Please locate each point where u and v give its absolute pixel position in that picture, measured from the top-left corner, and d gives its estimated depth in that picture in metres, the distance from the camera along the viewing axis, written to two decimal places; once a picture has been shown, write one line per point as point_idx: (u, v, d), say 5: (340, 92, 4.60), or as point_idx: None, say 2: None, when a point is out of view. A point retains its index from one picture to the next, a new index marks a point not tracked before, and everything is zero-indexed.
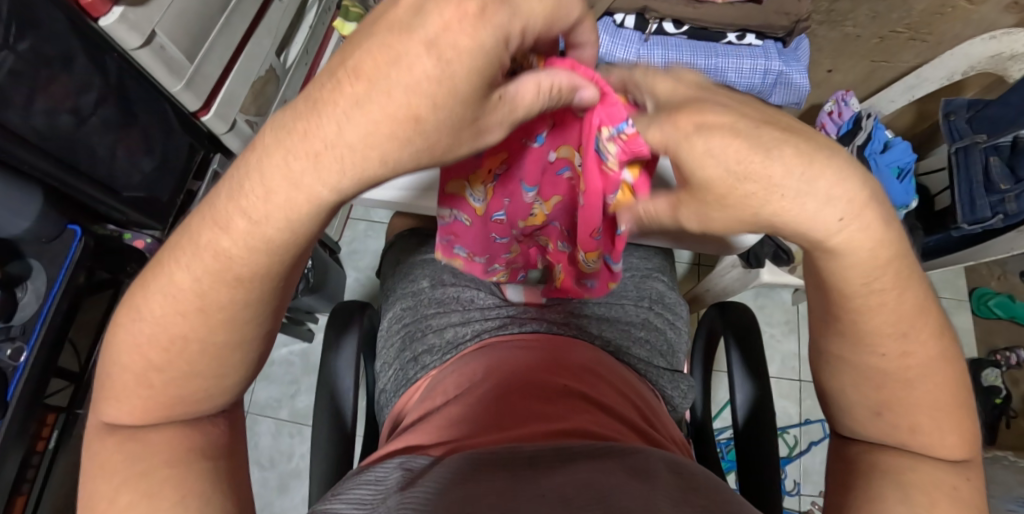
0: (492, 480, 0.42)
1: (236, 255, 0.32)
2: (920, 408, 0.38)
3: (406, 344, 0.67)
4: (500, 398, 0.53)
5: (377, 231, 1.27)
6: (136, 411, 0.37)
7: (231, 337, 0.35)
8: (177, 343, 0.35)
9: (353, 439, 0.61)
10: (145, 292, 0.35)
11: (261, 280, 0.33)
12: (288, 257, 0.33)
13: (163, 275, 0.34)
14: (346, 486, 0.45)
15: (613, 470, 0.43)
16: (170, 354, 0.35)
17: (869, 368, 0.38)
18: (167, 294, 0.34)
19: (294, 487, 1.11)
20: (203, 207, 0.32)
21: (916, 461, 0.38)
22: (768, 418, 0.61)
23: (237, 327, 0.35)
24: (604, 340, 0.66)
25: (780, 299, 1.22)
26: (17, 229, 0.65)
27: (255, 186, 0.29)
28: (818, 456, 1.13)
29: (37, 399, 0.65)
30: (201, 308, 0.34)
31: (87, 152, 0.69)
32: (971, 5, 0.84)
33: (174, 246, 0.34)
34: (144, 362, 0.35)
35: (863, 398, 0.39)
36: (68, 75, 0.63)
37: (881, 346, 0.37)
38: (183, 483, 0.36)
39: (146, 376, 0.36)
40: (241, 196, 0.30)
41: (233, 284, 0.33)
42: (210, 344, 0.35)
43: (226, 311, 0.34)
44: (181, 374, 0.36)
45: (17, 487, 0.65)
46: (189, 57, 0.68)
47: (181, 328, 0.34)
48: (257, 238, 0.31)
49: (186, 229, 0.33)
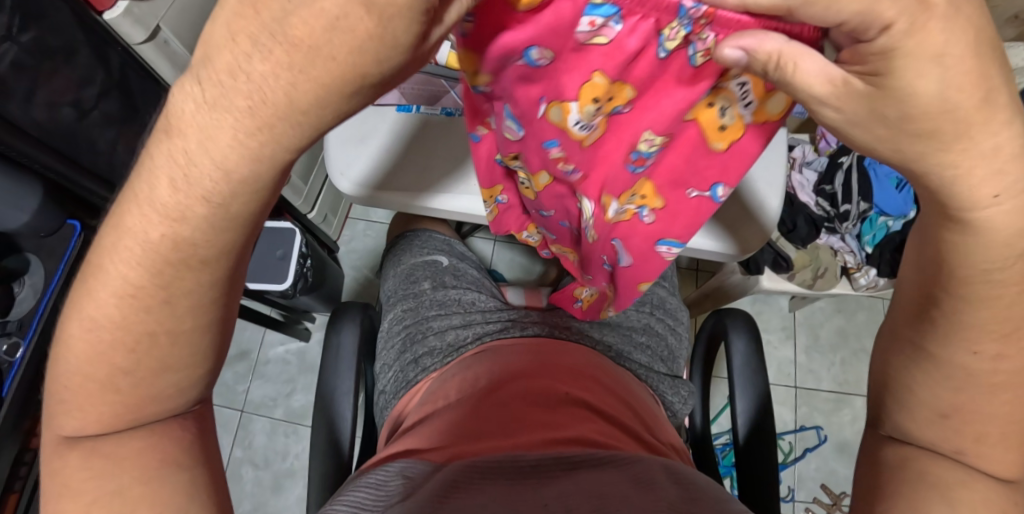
0: (495, 488, 0.42)
1: (199, 240, 0.28)
2: (987, 421, 0.34)
3: (406, 346, 0.66)
4: (501, 405, 0.53)
5: (375, 230, 1.26)
6: (109, 420, 0.33)
7: (201, 323, 0.31)
8: (143, 341, 0.31)
9: (352, 442, 0.61)
10: (93, 291, 0.30)
11: (228, 258, 0.29)
12: (257, 227, 0.29)
13: (106, 268, 0.29)
14: (347, 488, 0.45)
15: (618, 480, 0.43)
16: (137, 357, 0.31)
17: (956, 367, 0.34)
18: (123, 293, 0.30)
19: (288, 486, 1.10)
20: (134, 187, 0.27)
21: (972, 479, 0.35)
22: (769, 429, 0.61)
23: (210, 312, 0.31)
24: (605, 346, 0.66)
25: (778, 305, 1.23)
26: (16, 223, 0.63)
27: (208, 168, 0.25)
28: (812, 463, 1.14)
29: (31, 397, 0.63)
30: (166, 300, 0.30)
31: (87, 144, 0.69)
32: None
33: (112, 238, 0.29)
34: (108, 367, 0.31)
35: (933, 397, 0.35)
36: (70, 67, 0.62)
37: (980, 344, 0.33)
38: (160, 500, 0.33)
39: (111, 382, 0.32)
40: (182, 156, 0.25)
41: (198, 269, 0.29)
42: (186, 340, 0.31)
43: (194, 296, 0.30)
44: (151, 372, 0.32)
45: (9, 484, 0.64)
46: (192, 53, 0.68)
47: (147, 325, 0.30)
48: (218, 215, 0.27)
49: (117, 223, 0.28)
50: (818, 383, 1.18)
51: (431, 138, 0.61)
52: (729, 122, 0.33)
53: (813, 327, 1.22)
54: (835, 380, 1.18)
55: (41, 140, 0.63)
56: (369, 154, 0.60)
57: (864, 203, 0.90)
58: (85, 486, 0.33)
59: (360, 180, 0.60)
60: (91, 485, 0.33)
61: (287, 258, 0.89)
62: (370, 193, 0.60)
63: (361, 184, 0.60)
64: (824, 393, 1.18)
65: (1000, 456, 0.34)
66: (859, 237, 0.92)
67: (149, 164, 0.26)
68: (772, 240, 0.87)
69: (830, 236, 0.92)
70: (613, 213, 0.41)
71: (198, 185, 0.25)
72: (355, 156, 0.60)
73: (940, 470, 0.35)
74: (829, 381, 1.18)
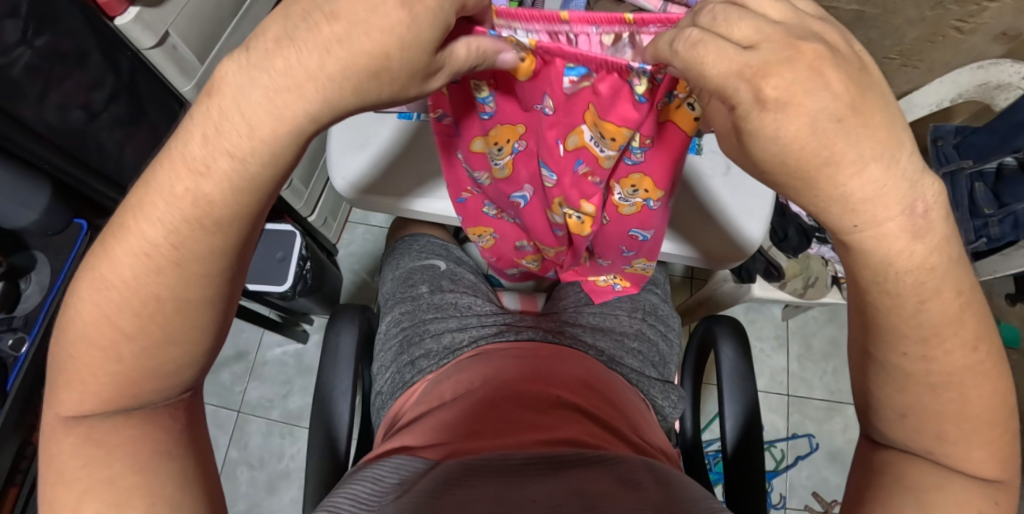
0: (485, 486, 0.43)
1: (218, 200, 0.29)
2: (946, 420, 0.35)
3: (404, 347, 0.67)
4: (494, 405, 0.54)
5: (375, 234, 1.28)
6: (108, 392, 0.34)
7: (205, 294, 0.32)
8: (149, 304, 0.32)
9: (348, 448, 0.62)
10: (105, 256, 0.31)
11: (240, 223, 0.31)
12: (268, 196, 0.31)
13: (125, 228, 0.31)
14: (346, 482, 0.46)
15: (604, 479, 0.44)
16: (142, 320, 0.32)
17: (920, 372, 0.34)
18: (136, 253, 0.31)
19: (283, 487, 1.11)
20: (168, 149, 0.29)
21: (945, 479, 0.35)
22: (756, 438, 0.63)
23: (215, 282, 0.32)
24: (597, 351, 0.67)
25: (771, 314, 1.24)
26: (26, 220, 0.65)
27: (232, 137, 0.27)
28: (804, 470, 1.15)
29: (35, 394, 0.65)
30: (177, 262, 0.31)
31: (96, 146, 0.71)
32: (961, 35, 0.83)
33: (137, 199, 0.31)
34: (112, 330, 0.32)
35: (892, 400, 0.35)
36: (82, 71, 0.64)
37: (907, 346, 0.33)
38: (151, 492, 0.34)
39: (112, 347, 0.33)
40: (221, 138, 0.28)
41: (210, 230, 0.30)
42: (191, 309, 0.33)
43: (202, 263, 0.31)
44: (153, 343, 0.33)
45: (11, 478, 0.64)
46: (201, 59, 0.70)
47: (155, 286, 0.31)
48: (241, 177, 0.29)
49: (145, 181, 0.30)
50: (810, 391, 1.20)
51: (427, 147, 0.63)
52: (696, 116, 0.38)
53: (806, 336, 1.23)
54: (827, 389, 1.19)
55: (51, 141, 0.64)
56: (367, 158, 0.62)
57: None
58: (78, 473, 0.34)
59: (356, 182, 0.61)
60: (87, 472, 0.34)
61: (287, 259, 0.90)
62: (360, 194, 0.61)
63: (352, 187, 0.61)
64: (815, 401, 1.19)
65: (968, 453, 0.35)
66: None
67: (187, 124, 0.28)
68: (764, 249, 0.89)
69: (821, 246, 0.92)
70: (624, 205, 0.49)
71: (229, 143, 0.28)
72: (353, 159, 0.62)
73: (916, 472, 0.36)
74: (821, 389, 1.20)
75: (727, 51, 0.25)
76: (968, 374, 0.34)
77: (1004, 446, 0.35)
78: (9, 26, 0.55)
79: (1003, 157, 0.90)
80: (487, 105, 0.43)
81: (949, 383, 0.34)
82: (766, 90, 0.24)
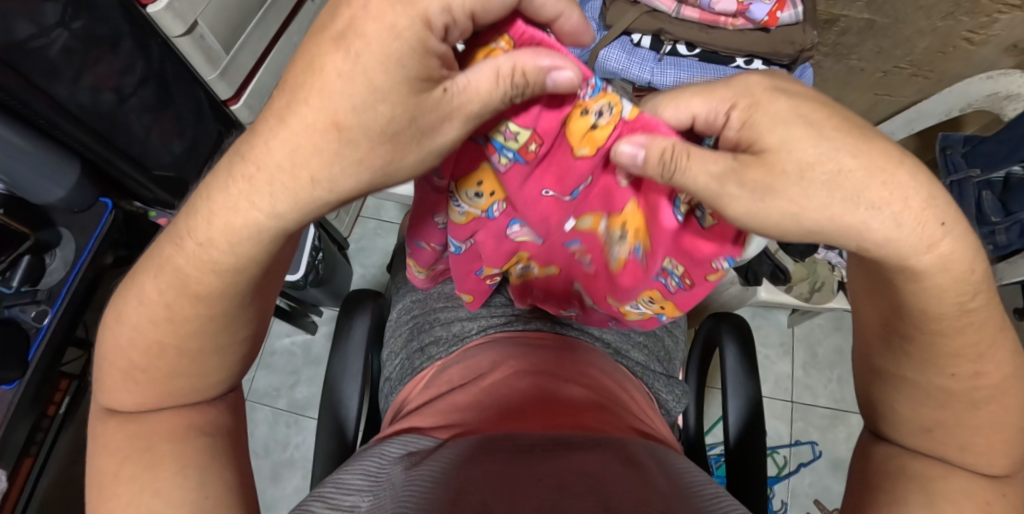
0: (495, 461, 0.45)
1: (193, 274, 0.35)
2: (976, 431, 0.38)
3: (414, 334, 0.69)
4: (500, 394, 0.55)
5: (386, 230, 1.29)
6: (143, 398, 0.39)
7: (207, 344, 0.38)
8: (153, 349, 0.38)
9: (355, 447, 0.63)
10: (141, 308, 0.37)
11: (224, 299, 0.36)
12: (255, 274, 0.36)
13: (163, 292, 0.36)
14: (355, 459, 0.47)
15: (609, 462, 0.45)
16: (149, 358, 0.38)
17: (935, 388, 0.38)
18: (152, 320, 0.37)
19: (286, 476, 1.12)
20: (194, 213, 0.34)
21: (951, 472, 0.39)
22: (758, 436, 0.64)
23: (225, 333, 0.38)
24: (604, 342, 0.69)
25: (776, 321, 1.25)
26: (52, 197, 0.67)
27: (217, 237, 0.33)
28: (806, 478, 1.14)
29: (52, 368, 0.68)
30: (169, 318, 0.37)
31: (125, 132, 0.73)
32: (971, 46, 0.90)
33: (135, 299, 0.37)
34: (128, 363, 0.39)
35: (916, 413, 0.40)
36: (114, 56, 0.67)
37: (955, 367, 0.37)
38: (182, 455, 0.38)
39: (131, 373, 0.39)
40: (192, 225, 0.34)
41: (200, 302, 0.36)
42: (196, 354, 0.38)
43: (191, 323, 0.37)
44: (157, 376, 0.39)
45: (26, 449, 0.67)
46: (225, 48, 0.74)
47: (158, 335, 0.37)
48: (206, 260, 0.34)
49: (142, 279, 0.37)
50: (815, 399, 1.20)
51: None
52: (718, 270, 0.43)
53: (812, 344, 1.24)
54: (831, 398, 1.20)
55: (81, 120, 0.67)
56: None
57: None
58: (117, 446, 0.39)
59: None
60: (127, 443, 0.38)
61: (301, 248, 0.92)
62: None
63: None
64: (820, 409, 1.19)
65: (991, 459, 0.38)
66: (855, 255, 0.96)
67: (175, 242, 0.35)
68: (770, 252, 0.89)
69: (828, 251, 0.95)
70: (632, 312, 0.54)
71: (276, 210, 0.32)
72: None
73: (925, 467, 0.39)
74: (825, 398, 1.20)
75: (703, 164, 0.34)
76: (1008, 386, 0.38)
77: (957, 437, 0.38)
78: (49, 9, 0.58)
79: (1012, 166, 0.90)
80: (500, 158, 0.38)
81: (950, 400, 0.38)
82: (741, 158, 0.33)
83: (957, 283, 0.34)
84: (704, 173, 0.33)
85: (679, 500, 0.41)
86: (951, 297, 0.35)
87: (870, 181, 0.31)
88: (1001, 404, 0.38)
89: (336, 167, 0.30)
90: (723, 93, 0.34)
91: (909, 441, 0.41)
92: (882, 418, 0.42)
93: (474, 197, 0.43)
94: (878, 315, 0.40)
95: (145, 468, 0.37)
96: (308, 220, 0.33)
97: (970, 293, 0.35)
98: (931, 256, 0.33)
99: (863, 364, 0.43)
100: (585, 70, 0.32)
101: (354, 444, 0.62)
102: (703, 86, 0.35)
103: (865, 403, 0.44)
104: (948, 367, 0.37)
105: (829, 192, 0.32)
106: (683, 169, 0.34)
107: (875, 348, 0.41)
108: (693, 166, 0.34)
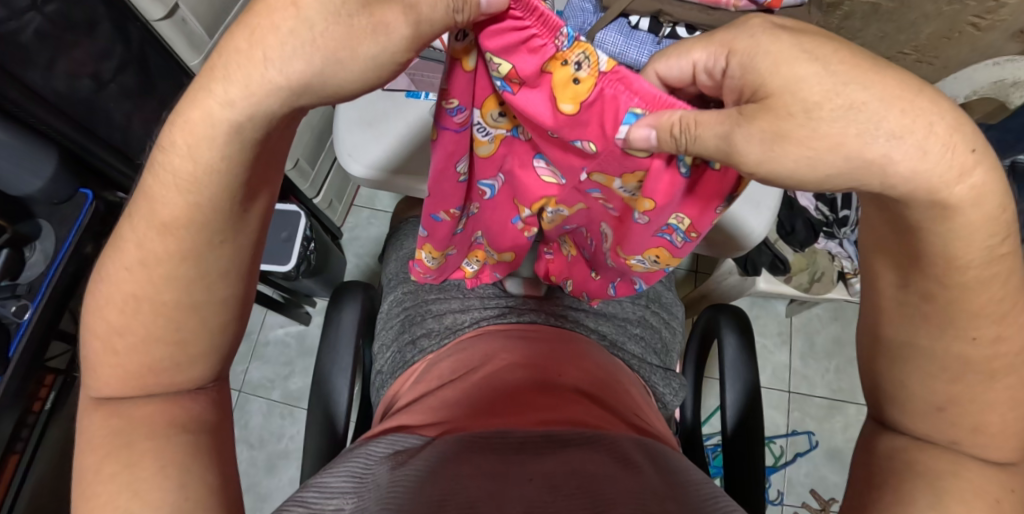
0: (483, 459, 0.44)
1: (161, 200, 0.33)
2: (988, 411, 0.37)
3: (405, 327, 0.68)
4: (492, 387, 0.54)
5: (380, 219, 1.27)
6: (124, 381, 0.38)
7: (183, 297, 0.36)
8: (129, 303, 0.36)
9: (346, 436, 0.62)
10: (118, 259, 0.36)
11: (193, 228, 0.34)
12: (230, 198, 0.34)
13: (141, 238, 0.35)
14: (342, 459, 0.46)
15: (602, 460, 0.44)
16: (127, 316, 0.36)
17: (957, 358, 0.36)
18: (127, 266, 0.35)
19: (282, 467, 1.11)
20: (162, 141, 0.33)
21: (957, 466, 0.38)
22: (756, 427, 0.63)
23: (201, 286, 0.36)
24: (598, 335, 0.68)
25: (775, 310, 1.24)
26: (32, 188, 0.67)
27: (180, 142, 0.32)
28: (803, 468, 1.14)
29: (36, 362, 0.67)
30: (143, 262, 0.35)
31: (104, 117, 0.71)
32: (978, 31, 0.88)
33: (113, 246, 0.36)
34: (106, 325, 0.37)
35: (929, 392, 0.38)
36: (90, 40, 0.64)
37: (978, 329, 0.35)
38: (163, 450, 0.37)
39: (111, 343, 0.37)
40: (161, 150, 0.33)
41: (172, 233, 0.34)
42: (169, 311, 0.36)
43: (165, 265, 0.35)
44: (137, 341, 0.37)
45: (11, 446, 0.68)
46: (209, 33, 0.71)
47: (130, 285, 0.36)
48: (173, 173, 0.32)
49: (120, 230, 0.36)
50: (812, 389, 1.19)
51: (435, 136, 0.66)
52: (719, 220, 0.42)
53: (810, 334, 1.23)
54: (828, 387, 1.19)
55: (58, 108, 0.65)
56: (380, 143, 0.66)
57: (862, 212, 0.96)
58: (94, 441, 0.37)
59: (373, 164, 0.66)
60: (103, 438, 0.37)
61: (292, 238, 0.90)
62: (385, 176, 0.66)
63: (375, 170, 0.66)
64: (817, 399, 1.18)
65: (994, 445, 0.37)
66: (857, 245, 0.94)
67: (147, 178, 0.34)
68: (770, 242, 0.88)
69: (829, 240, 0.94)
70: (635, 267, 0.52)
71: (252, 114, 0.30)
72: (369, 142, 0.66)
73: (933, 460, 0.38)
74: (823, 388, 1.19)
75: (714, 124, 0.33)
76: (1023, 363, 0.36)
77: (969, 417, 0.37)
78: None
79: None
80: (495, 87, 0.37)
81: (968, 371, 0.36)
82: (747, 109, 0.32)
83: (989, 231, 0.32)
84: (716, 133, 0.33)
85: (674, 499, 0.40)
86: (973, 250, 0.33)
87: (891, 110, 0.28)
88: (1019, 376, 0.36)
89: (289, 46, 0.28)
90: (721, 37, 0.34)
91: (917, 428, 0.39)
92: (886, 405, 0.41)
93: (499, 118, 0.41)
94: (888, 287, 0.38)
95: (123, 468, 0.36)
96: (268, 115, 0.31)
97: (998, 236, 0.33)
98: (953, 206, 0.31)
99: (869, 348, 0.41)
100: (549, 14, 0.32)
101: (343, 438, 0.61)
102: (701, 38, 0.35)
103: (871, 395, 0.43)
104: (970, 330, 0.35)
105: (847, 124, 0.29)
106: (692, 135, 0.33)
107: (875, 337, 0.40)
108: (703, 127, 0.33)
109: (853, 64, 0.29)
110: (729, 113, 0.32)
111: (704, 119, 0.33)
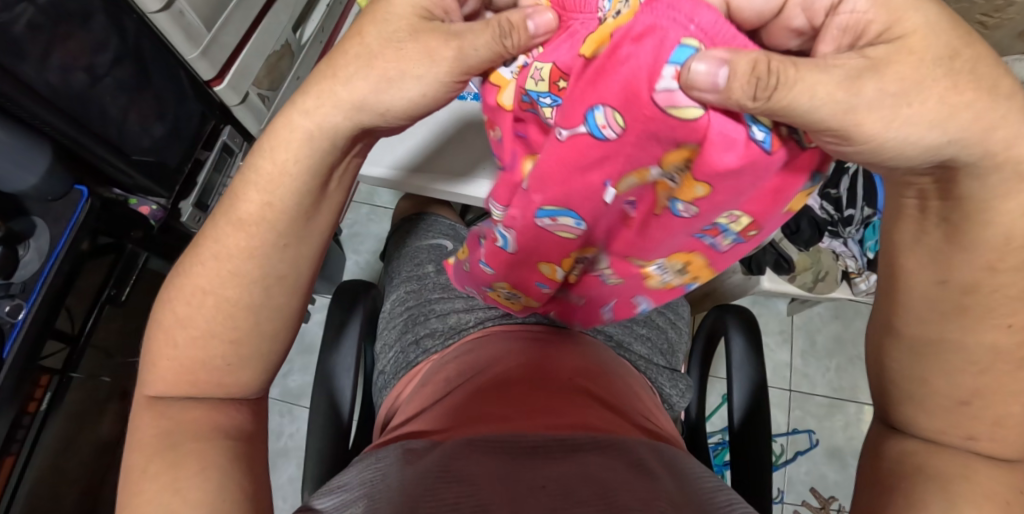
0: (491, 463, 0.43)
1: (251, 205, 0.38)
2: (1012, 402, 0.36)
3: (409, 327, 0.67)
4: (500, 390, 0.53)
5: (379, 215, 1.26)
6: (176, 375, 0.40)
7: (246, 294, 0.40)
8: (197, 296, 0.39)
9: (348, 431, 0.61)
10: (200, 255, 0.40)
11: (270, 230, 0.39)
12: (308, 205, 0.39)
13: (220, 236, 0.39)
14: (346, 476, 0.45)
15: (616, 466, 0.43)
16: (192, 309, 0.40)
17: (986, 347, 0.35)
18: (205, 262, 0.39)
19: (280, 465, 1.10)
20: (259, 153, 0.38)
21: (972, 464, 0.37)
22: (762, 427, 0.62)
23: (263, 285, 0.40)
24: (605, 335, 0.67)
25: (776, 308, 1.24)
26: (25, 184, 0.66)
27: (272, 155, 0.38)
28: (803, 466, 1.14)
29: (30, 362, 0.66)
30: (220, 259, 0.39)
31: (98, 112, 0.69)
32: (985, 29, 0.88)
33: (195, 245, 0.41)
34: (171, 318, 0.40)
35: (952, 385, 0.37)
36: (85, 32, 0.63)
37: (1015, 316, 0.34)
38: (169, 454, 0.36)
39: (172, 337, 0.40)
40: (258, 160, 0.38)
41: (252, 232, 0.39)
42: (233, 309, 0.39)
43: (236, 263, 0.39)
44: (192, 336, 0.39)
45: (7, 447, 0.66)
46: (207, 25, 0.70)
47: (203, 280, 0.39)
48: (271, 180, 0.38)
49: (204, 230, 0.40)
50: (813, 388, 1.19)
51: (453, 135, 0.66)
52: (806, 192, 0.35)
53: (811, 332, 1.23)
54: (829, 386, 1.19)
55: (54, 103, 0.63)
56: (404, 144, 0.67)
57: (869, 209, 0.91)
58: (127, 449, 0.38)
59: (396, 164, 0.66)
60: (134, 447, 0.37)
61: None
62: (405, 176, 0.66)
63: (395, 170, 0.66)
64: (818, 397, 1.18)
65: (1009, 440, 0.36)
66: (862, 243, 0.91)
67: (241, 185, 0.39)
68: (774, 241, 0.87)
69: (833, 239, 0.93)
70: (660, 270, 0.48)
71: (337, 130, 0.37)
72: (388, 145, 0.66)
73: (944, 463, 0.38)
74: (823, 386, 1.19)
75: (822, 74, 0.27)
76: None
77: (992, 410, 0.36)
78: None
79: None
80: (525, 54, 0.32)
81: (997, 362, 0.35)
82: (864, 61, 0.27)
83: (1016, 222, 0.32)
84: (820, 84, 0.27)
85: (689, 505, 0.40)
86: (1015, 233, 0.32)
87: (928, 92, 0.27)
88: None
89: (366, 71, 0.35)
90: None
91: (929, 427, 0.39)
92: (899, 403, 0.40)
93: None
94: (920, 281, 0.37)
95: (173, 467, 0.36)
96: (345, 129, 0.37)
97: None
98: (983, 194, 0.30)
99: (885, 348, 0.40)
100: None
101: (347, 426, 0.61)
102: None
103: (877, 389, 0.42)
104: (1006, 317, 0.35)
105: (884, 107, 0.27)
106: (792, 80, 0.27)
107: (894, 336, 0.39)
108: (805, 73, 0.27)
109: (902, 36, 0.28)
110: (838, 66, 0.27)
111: (808, 67, 0.27)
